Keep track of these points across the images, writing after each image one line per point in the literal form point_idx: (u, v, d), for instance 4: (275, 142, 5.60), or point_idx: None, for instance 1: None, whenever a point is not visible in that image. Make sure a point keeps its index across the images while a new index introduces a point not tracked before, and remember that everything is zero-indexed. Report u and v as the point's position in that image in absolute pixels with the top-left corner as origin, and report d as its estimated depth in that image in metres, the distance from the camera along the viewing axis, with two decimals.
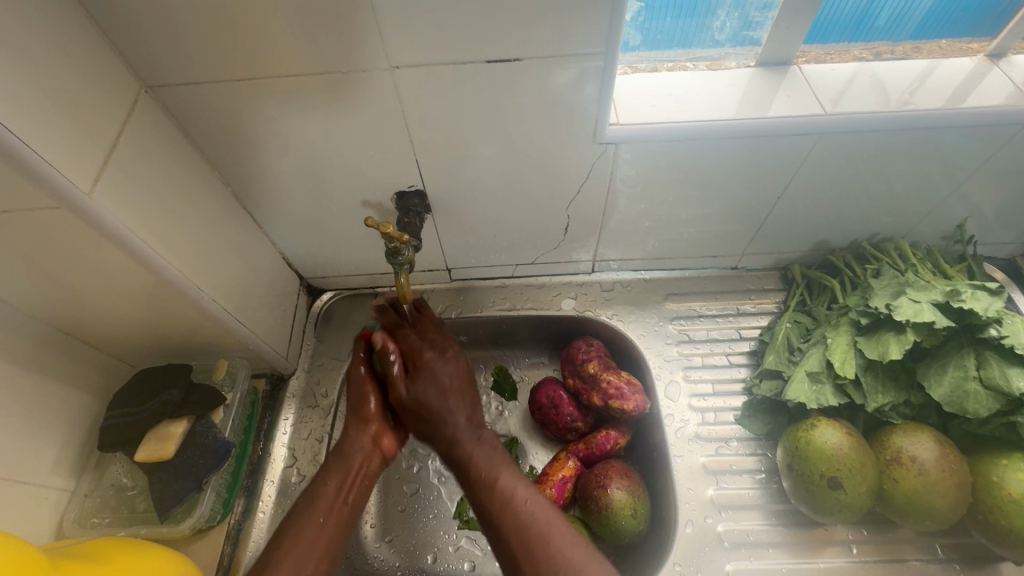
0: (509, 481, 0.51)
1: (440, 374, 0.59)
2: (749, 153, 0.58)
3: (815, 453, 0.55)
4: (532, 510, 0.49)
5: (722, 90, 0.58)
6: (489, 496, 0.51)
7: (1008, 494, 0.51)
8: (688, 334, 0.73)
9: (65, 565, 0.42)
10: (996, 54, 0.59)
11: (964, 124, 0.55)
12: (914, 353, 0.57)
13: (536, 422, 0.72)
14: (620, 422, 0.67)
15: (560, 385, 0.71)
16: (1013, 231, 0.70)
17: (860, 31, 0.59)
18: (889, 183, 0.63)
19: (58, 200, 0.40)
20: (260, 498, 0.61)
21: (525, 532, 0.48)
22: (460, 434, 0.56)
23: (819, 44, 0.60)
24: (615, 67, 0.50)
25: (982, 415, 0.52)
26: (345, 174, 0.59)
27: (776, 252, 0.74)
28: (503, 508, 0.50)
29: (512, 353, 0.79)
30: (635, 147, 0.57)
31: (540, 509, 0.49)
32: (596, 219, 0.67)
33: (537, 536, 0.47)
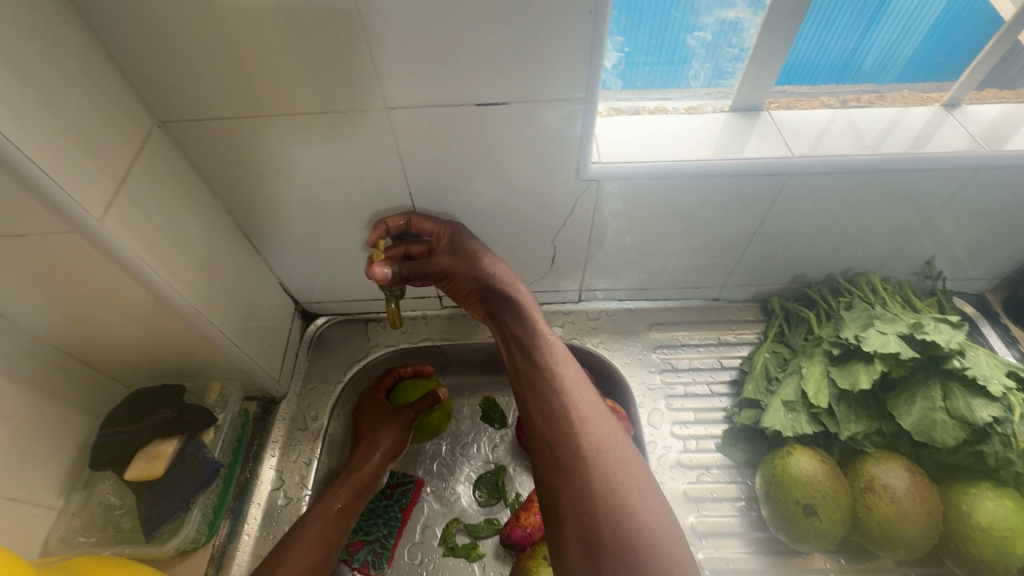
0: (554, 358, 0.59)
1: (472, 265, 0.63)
2: (726, 190, 0.62)
3: (790, 478, 0.56)
4: (585, 410, 0.55)
5: (699, 132, 0.61)
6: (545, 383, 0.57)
7: (978, 522, 0.52)
8: (671, 363, 0.75)
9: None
10: (951, 104, 0.63)
11: (924, 167, 0.59)
12: (883, 383, 0.59)
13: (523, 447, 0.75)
14: None
15: None
16: (981, 266, 0.74)
17: (845, 75, 0.63)
18: (859, 220, 0.66)
19: (70, 225, 0.42)
20: (245, 521, 0.62)
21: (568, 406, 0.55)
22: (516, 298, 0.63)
23: (807, 85, 0.64)
24: (596, 109, 0.53)
25: (950, 444, 0.54)
26: (343, 205, 0.62)
27: (755, 284, 0.77)
28: (561, 405, 0.55)
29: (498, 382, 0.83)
30: (617, 182, 0.60)
31: (589, 402, 0.56)
32: (581, 251, 0.71)
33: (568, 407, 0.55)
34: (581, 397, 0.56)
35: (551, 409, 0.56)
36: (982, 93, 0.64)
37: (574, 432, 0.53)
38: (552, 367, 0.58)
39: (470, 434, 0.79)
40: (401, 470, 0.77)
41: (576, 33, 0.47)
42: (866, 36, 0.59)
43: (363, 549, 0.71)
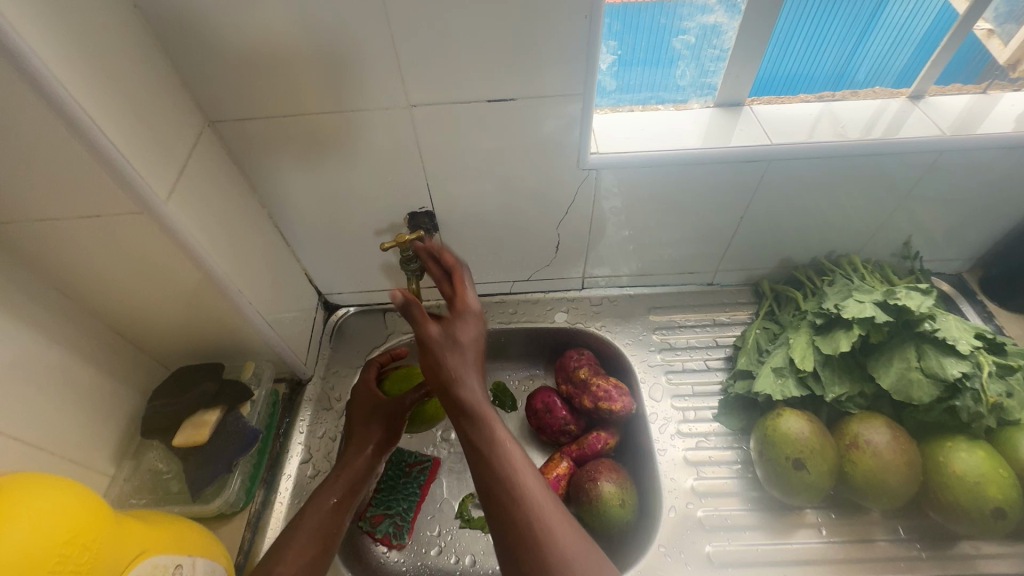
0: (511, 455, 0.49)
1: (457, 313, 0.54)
2: (714, 178, 0.68)
3: (779, 437, 0.61)
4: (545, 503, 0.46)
5: (688, 126, 0.68)
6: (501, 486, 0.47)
7: (955, 472, 0.57)
8: (670, 342, 0.81)
9: (127, 524, 0.46)
10: (917, 95, 0.69)
11: (894, 151, 0.65)
12: (864, 349, 0.64)
13: (532, 427, 0.80)
14: (609, 425, 0.74)
15: (553, 391, 0.79)
16: (956, 247, 0.80)
17: (840, 83, 0.69)
18: (838, 203, 0.72)
19: (141, 206, 0.48)
20: (278, 491, 0.67)
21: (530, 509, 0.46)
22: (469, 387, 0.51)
23: (806, 93, 0.70)
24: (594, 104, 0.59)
25: (925, 400, 0.59)
26: (367, 198, 0.68)
27: (746, 268, 0.83)
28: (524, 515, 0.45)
29: (510, 367, 0.87)
30: (615, 172, 0.66)
31: (541, 493, 0.47)
32: (584, 239, 0.77)
33: (530, 510, 0.46)
34: (522, 473, 0.48)
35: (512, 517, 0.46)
36: (938, 88, 0.70)
37: (538, 550, 0.44)
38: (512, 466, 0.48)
39: None
40: (418, 450, 0.82)
41: (578, 35, 0.53)
42: (859, 47, 0.65)
43: (385, 522, 0.75)
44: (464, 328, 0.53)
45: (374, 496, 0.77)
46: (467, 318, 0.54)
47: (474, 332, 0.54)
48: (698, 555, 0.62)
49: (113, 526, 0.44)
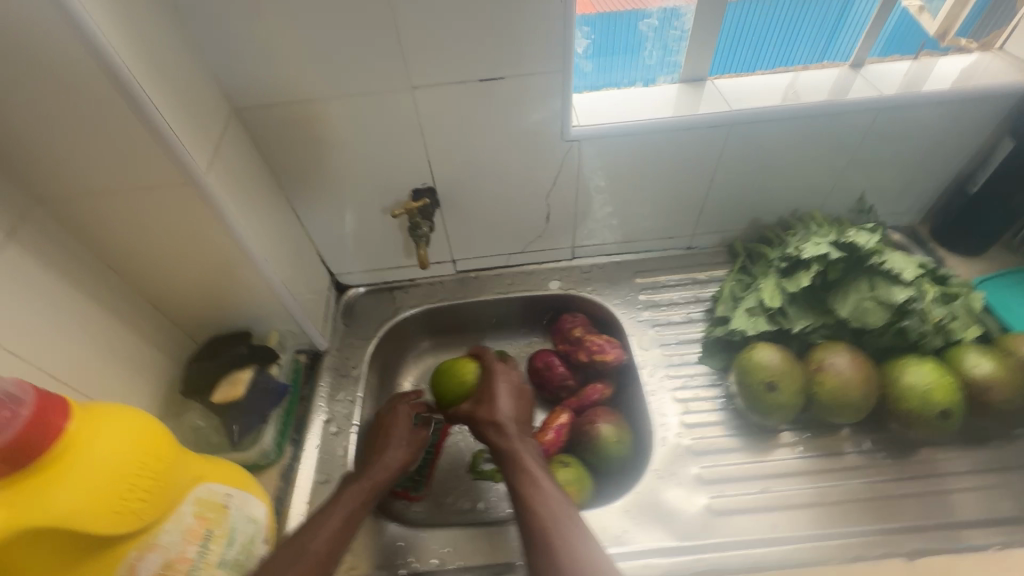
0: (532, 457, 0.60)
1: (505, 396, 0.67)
2: (685, 145, 0.76)
3: (753, 365, 0.68)
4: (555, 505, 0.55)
5: (660, 99, 0.76)
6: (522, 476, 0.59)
7: (907, 384, 0.64)
8: (655, 300, 0.88)
9: (190, 457, 0.51)
10: (856, 64, 0.78)
11: (841, 111, 0.73)
12: (824, 286, 0.72)
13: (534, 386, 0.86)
14: (603, 377, 0.82)
15: (551, 352, 0.86)
16: (905, 201, 0.89)
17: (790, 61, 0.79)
18: (796, 164, 0.81)
19: (185, 176, 0.54)
20: (305, 446, 0.74)
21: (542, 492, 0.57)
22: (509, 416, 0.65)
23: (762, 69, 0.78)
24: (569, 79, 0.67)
25: (878, 324, 0.67)
26: (374, 178, 0.76)
27: (720, 231, 0.91)
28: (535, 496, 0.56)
29: (511, 335, 0.95)
30: (594, 142, 0.74)
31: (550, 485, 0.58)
32: (571, 209, 0.84)
33: (541, 494, 0.57)
34: (540, 477, 0.58)
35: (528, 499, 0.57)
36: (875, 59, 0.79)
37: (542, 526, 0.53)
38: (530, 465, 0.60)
39: None
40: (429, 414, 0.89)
41: (554, 15, 0.60)
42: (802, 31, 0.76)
43: (403, 477, 0.81)
44: (494, 385, 0.68)
45: None
46: (499, 394, 0.67)
47: (506, 392, 0.68)
48: (688, 477, 0.68)
49: (180, 453, 0.49)
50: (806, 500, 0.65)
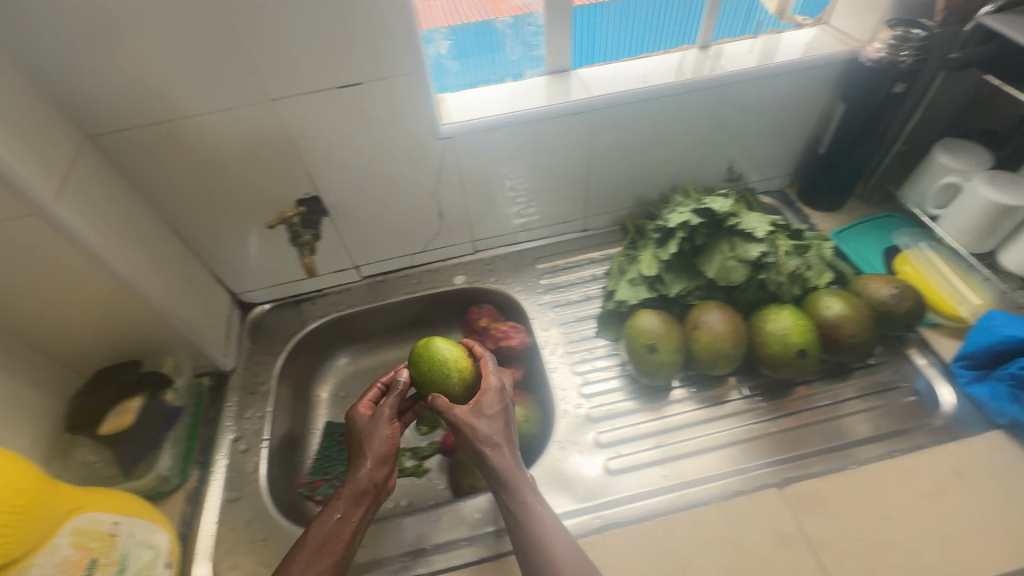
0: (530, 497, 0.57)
1: (484, 416, 0.60)
2: (557, 133, 0.80)
3: (635, 331, 0.73)
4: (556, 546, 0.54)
5: (527, 92, 0.80)
6: (520, 518, 0.56)
7: (769, 331, 0.71)
8: (555, 283, 0.92)
9: (61, 487, 0.50)
10: (703, 45, 0.84)
11: (691, 89, 0.79)
12: (693, 252, 0.78)
13: None
14: (513, 361, 0.84)
15: (464, 344, 0.91)
16: (770, 167, 0.97)
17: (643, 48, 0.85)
18: (664, 142, 0.87)
19: (28, 206, 0.53)
20: (212, 468, 0.73)
21: (547, 534, 0.55)
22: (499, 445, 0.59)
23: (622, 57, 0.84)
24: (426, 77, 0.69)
25: (739, 281, 0.73)
26: (256, 192, 0.76)
27: (610, 212, 0.96)
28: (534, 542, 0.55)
29: (426, 334, 0.99)
30: (467, 137, 0.77)
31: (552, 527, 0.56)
32: (462, 204, 0.87)
33: (545, 535, 0.55)
34: (540, 509, 0.57)
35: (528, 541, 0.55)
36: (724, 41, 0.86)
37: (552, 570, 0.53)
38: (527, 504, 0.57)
39: None
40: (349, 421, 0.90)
41: (394, 17, 0.62)
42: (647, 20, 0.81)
43: (323, 486, 0.80)
44: (488, 398, 0.61)
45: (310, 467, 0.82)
46: (488, 410, 0.60)
47: (502, 414, 0.61)
48: (587, 444, 0.72)
49: (48, 483, 0.49)
50: (698, 449, 0.70)
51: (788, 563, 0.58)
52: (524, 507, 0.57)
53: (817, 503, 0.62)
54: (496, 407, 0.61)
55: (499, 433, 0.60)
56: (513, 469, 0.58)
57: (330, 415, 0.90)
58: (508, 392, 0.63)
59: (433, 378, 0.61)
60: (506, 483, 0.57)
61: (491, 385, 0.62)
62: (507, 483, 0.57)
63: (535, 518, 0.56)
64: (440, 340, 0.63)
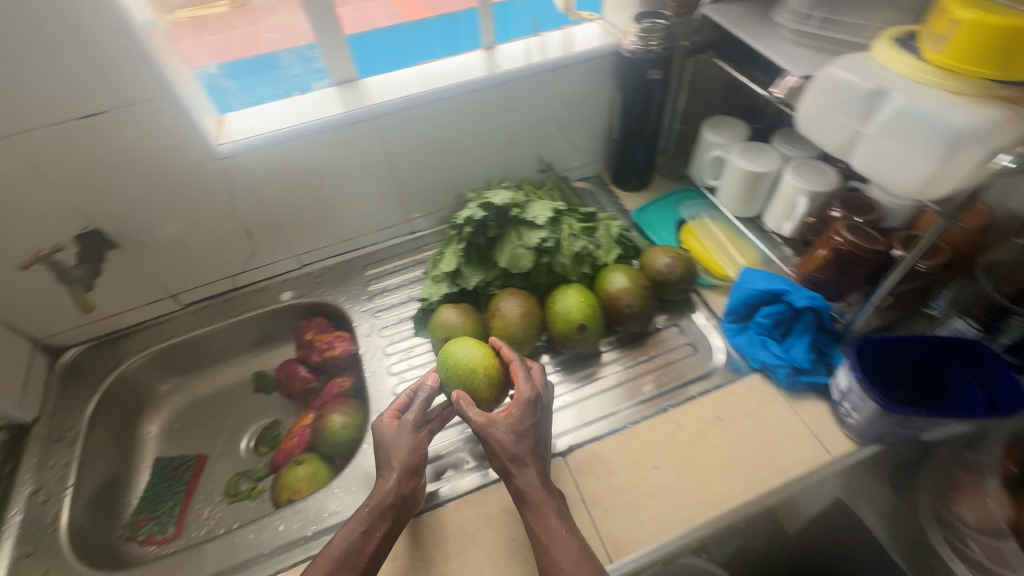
0: (553, 524, 0.55)
1: (519, 419, 0.59)
2: (347, 142, 0.82)
3: (435, 327, 0.76)
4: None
5: (310, 103, 0.80)
6: (540, 543, 0.54)
7: (556, 311, 0.76)
8: (381, 288, 0.94)
9: None
10: (489, 47, 0.89)
11: (469, 89, 0.84)
12: (490, 244, 0.81)
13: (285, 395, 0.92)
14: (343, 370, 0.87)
15: (297, 360, 0.91)
16: (579, 155, 1.03)
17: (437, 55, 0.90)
18: (463, 140, 0.90)
19: None
20: (4, 526, 0.69)
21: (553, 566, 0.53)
22: (527, 464, 0.57)
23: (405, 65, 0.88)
24: (179, 97, 0.69)
25: (526, 267, 0.77)
26: (24, 232, 0.73)
27: (433, 212, 0.99)
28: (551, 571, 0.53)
29: (268, 355, 0.99)
30: (248, 155, 0.77)
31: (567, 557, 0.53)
32: (269, 220, 0.87)
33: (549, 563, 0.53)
34: (562, 538, 0.54)
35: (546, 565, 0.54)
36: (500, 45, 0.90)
37: None
38: (547, 533, 0.54)
39: (252, 408, 0.94)
40: (182, 453, 0.88)
41: (120, 43, 0.62)
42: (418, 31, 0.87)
43: (148, 524, 0.79)
44: (515, 411, 0.60)
45: (137, 505, 0.82)
46: (520, 421, 0.59)
47: (531, 431, 0.59)
48: None
49: None
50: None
51: None
52: (545, 533, 0.55)
53: (596, 464, 0.67)
54: (525, 418, 0.60)
55: (524, 447, 0.58)
56: (538, 492, 0.56)
57: (160, 449, 0.89)
58: (542, 404, 0.62)
59: (466, 385, 0.64)
60: (528, 506, 0.56)
61: (524, 394, 0.61)
62: (529, 509, 0.56)
63: (550, 547, 0.54)
64: (461, 343, 0.66)
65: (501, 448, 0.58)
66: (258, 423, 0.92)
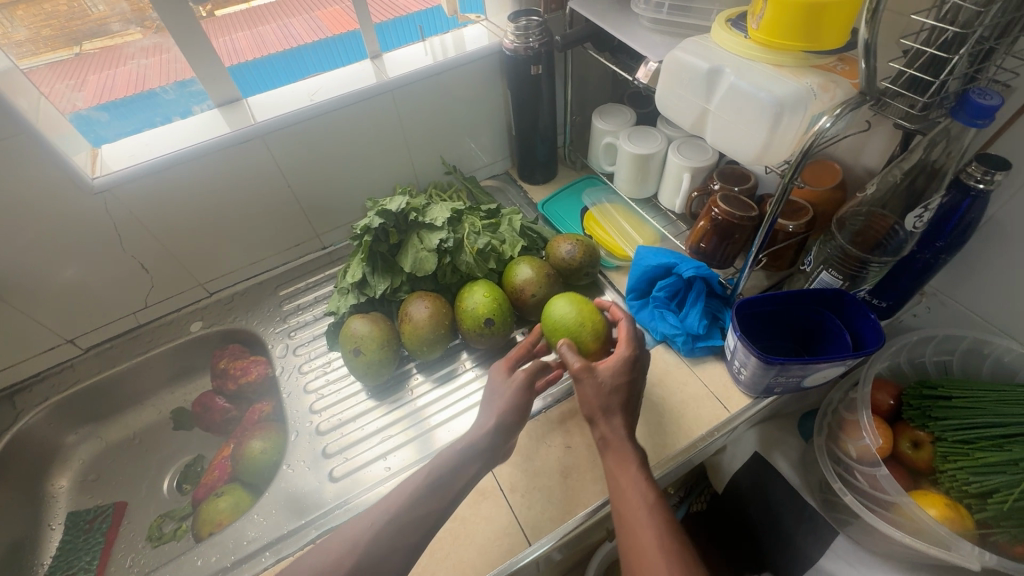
0: (625, 475, 0.59)
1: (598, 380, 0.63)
2: (236, 164, 0.80)
3: (345, 338, 0.76)
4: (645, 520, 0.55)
5: (190, 127, 0.78)
6: (617, 488, 0.59)
7: (463, 309, 0.77)
8: (294, 307, 0.93)
9: None
10: (375, 57, 0.89)
11: (357, 99, 0.83)
12: (393, 250, 0.82)
13: (206, 426, 0.89)
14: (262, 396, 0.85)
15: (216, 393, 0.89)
16: (483, 154, 1.05)
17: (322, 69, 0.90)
18: (361, 151, 0.90)
19: None
20: None
21: (627, 507, 0.57)
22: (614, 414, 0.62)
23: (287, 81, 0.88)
24: (37, 133, 0.66)
25: (428, 270, 0.78)
26: None
27: (341, 226, 0.99)
28: (628, 511, 0.57)
29: (186, 389, 0.95)
30: (127, 186, 0.74)
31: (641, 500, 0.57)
32: (165, 251, 0.84)
33: (623, 507, 0.57)
34: (638, 485, 0.58)
35: (621, 507, 0.57)
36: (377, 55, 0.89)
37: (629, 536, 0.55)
38: (623, 479, 0.59)
39: (173, 447, 0.90)
40: (98, 504, 0.84)
41: None
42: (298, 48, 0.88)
43: None
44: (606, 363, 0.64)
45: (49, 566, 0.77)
46: (616, 374, 0.63)
47: (621, 387, 0.63)
48: (314, 456, 0.74)
49: None
50: (448, 418, 0.76)
51: (484, 514, 0.64)
52: (620, 480, 0.59)
53: (512, 452, 0.69)
54: (619, 372, 0.64)
55: (607, 400, 0.62)
56: (619, 443, 0.61)
57: (73, 503, 0.84)
58: (638, 363, 0.65)
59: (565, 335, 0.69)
60: (608, 455, 0.61)
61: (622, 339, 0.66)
62: (609, 455, 0.61)
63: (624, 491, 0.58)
64: (562, 301, 0.71)
65: (593, 397, 0.63)
66: (181, 460, 0.89)
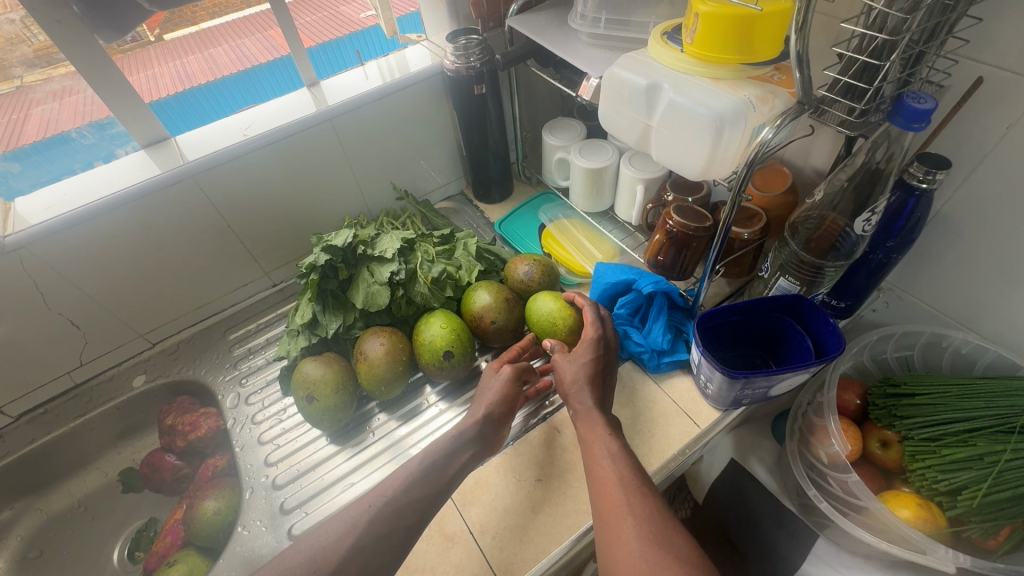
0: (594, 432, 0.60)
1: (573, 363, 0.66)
2: (167, 208, 0.75)
3: (296, 382, 0.72)
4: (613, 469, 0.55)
5: (113, 173, 0.73)
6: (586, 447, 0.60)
7: (422, 342, 0.74)
8: (244, 352, 0.88)
9: None
10: (312, 84, 0.86)
11: (295, 130, 0.80)
12: (344, 285, 0.79)
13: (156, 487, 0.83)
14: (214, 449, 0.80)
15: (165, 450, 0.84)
16: (435, 176, 1.03)
17: (259, 100, 0.87)
18: (304, 183, 0.86)
19: None
20: None
21: (596, 462, 0.57)
22: (584, 385, 0.64)
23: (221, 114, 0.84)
24: None
25: (383, 304, 0.74)
26: None
27: (290, 261, 0.94)
28: (596, 466, 0.57)
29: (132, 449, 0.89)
30: (45, 242, 0.68)
31: (609, 454, 0.57)
32: (97, 305, 0.78)
33: (592, 463, 0.58)
34: (605, 439, 0.59)
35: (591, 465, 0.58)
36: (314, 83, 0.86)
37: (600, 485, 0.55)
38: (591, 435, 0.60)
39: (121, 512, 0.84)
40: None
41: None
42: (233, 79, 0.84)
43: None
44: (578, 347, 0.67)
45: None
46: (586, 357, 0.66)
47: (593, 364, 0.65)
48: (271, 513, 0.69)
49: None
50: (423, 437, 0.74)
51: (453, 561, 0.61)
52: (588, 437, 0.60)
53: (480, 491, 0.66)
54: (590, 353, 0.67)
55: (580, 381, 0.64)
56: (586, 408, 0.63)
57: None
58: (609, 343, 0.69)
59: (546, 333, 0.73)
60: (580, 420, 0.63)
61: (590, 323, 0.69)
62: (580, 417, 0.63)
63: (591, 447, 0.59)
64: (544, 298, 0.74)
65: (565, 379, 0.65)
66: (130, 526, 0.83)
